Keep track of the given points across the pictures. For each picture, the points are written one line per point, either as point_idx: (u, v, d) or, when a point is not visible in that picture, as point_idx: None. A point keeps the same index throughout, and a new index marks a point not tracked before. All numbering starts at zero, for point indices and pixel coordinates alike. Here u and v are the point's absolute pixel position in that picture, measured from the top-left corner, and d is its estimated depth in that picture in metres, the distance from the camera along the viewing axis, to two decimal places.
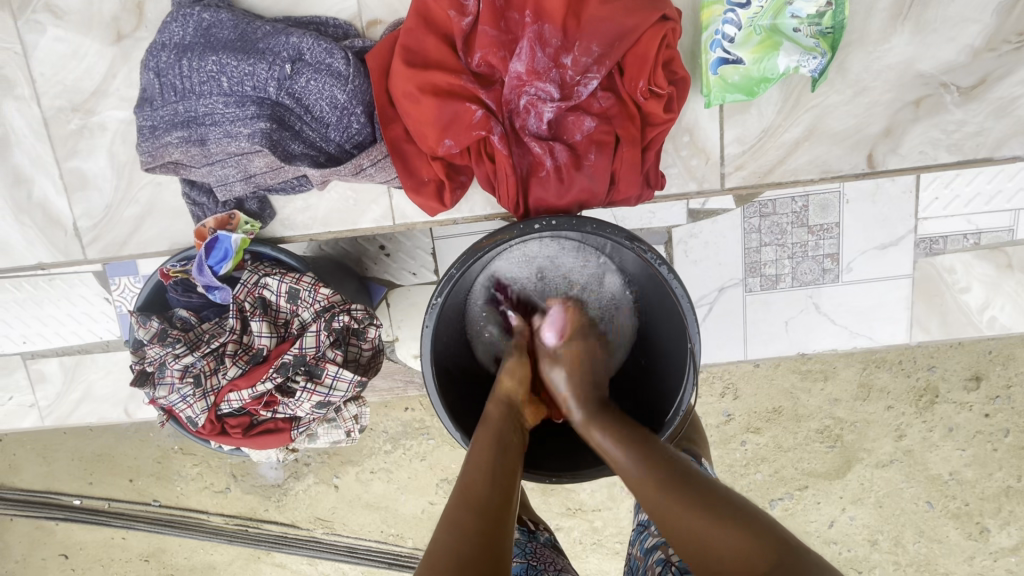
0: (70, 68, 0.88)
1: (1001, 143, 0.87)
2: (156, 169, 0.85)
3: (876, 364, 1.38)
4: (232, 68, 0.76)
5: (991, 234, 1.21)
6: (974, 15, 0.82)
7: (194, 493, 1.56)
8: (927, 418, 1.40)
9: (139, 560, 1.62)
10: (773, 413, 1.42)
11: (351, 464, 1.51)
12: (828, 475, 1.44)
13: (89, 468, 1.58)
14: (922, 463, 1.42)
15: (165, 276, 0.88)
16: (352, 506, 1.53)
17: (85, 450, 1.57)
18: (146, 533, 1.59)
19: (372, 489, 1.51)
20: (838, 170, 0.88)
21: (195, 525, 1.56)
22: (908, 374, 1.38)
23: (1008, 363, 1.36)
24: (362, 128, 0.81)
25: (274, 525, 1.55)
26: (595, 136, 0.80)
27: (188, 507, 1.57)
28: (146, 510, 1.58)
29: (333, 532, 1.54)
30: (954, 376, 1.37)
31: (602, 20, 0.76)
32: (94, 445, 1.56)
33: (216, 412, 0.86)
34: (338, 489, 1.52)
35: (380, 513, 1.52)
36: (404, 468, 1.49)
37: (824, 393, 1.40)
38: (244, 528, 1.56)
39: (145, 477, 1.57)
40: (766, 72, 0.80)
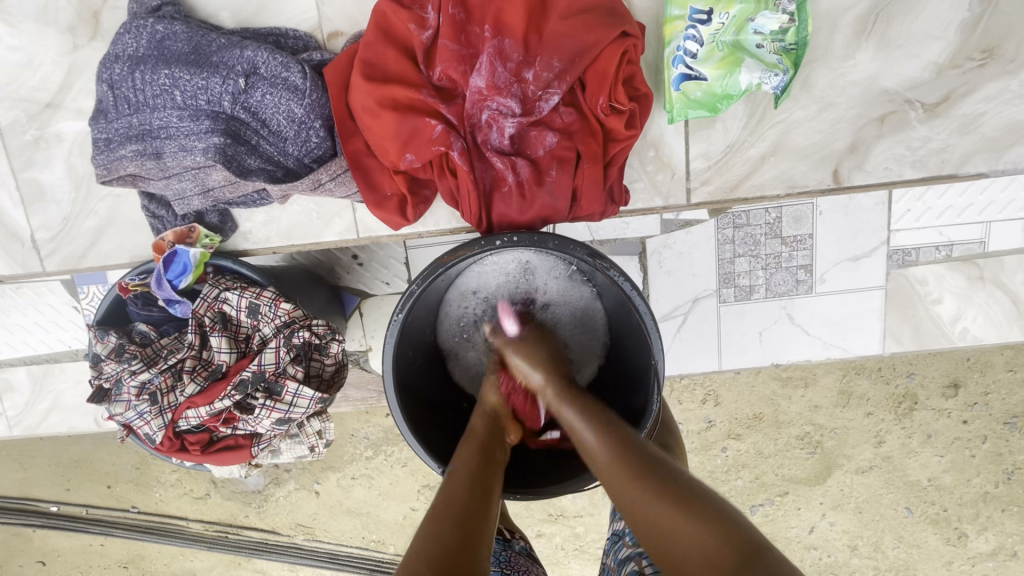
0: (25, 79, 0.86)
1: (966, 159, 0.87)
2: (113, 182, 0.83)
3: (856, 371, 1.38)
4: (185, 82, 0.74)
5: (964, 246, 1.21)
6: (937, 31, 0.82)
7: (173, 498, 1.54)
8: (906, 425, 1.40)
9: (118, 566, 1.60)
10: (753, 419, 1.42)
11: (331, 471, 1.50)
12: (808, 481, 1.45)
13: (66, 475, 1.55)
14: (901, 469, 1.42)
15: (123, 290, 0.86)
16: (333, 512, 1.51)
17: (62, 456, 1.54)
18: (124, 540, 1.57)
19: (352, 495, 1.50)
20: (805, 186, 0.88)
21: (176, 532, 1.55)
22: (887, 381, 1.38)
23: (985, 370, 1.36)
24: (320, 142, 0.80)
25: (255, 532, 1.54)
26: (557, 152, 0.79)
27: (168, 513, 1.55)
28: (125, 517, 1.56)
29: (314, 538, 1.53)
30: (931, 383, 1.38)
31: (562, 35, 0.75)
32: (70, 452, 1.54)
33: (174, 429, 0.85)
34: (318, 495, 1.51)
35: (361, 520, 1.51)
36: (385, 474, 1.49)
37: (803, 400, 1.41)
38: (225, 535, 1.54)
39: (123, 484, 1.55)
40: (728, 89, 0.79)
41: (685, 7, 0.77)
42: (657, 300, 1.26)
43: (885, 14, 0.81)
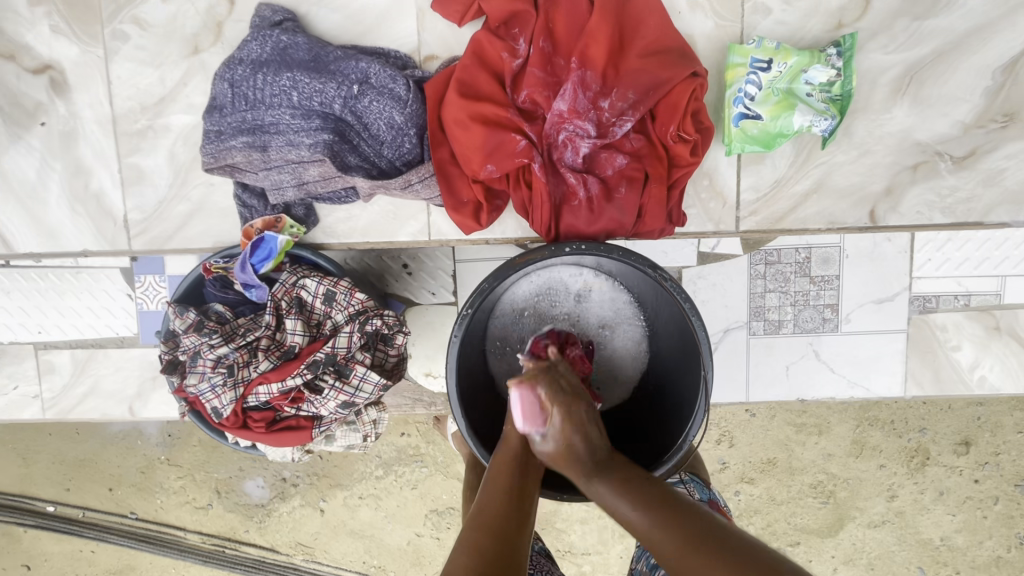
0: (145, 74, 0.95)
1: (990, 209, 0.96)
2: (215, 170, 0.91)
3: (870, 422, 1.43)
4: (304, 85, 0.83)
5: (981, 297, 1.28)
6: (965, 95, 0.92)
7: (173, 507, 1.54)
8: (919, 480, 1.44)
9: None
10: (766, 464, 1.46)
11: (339, 488, 1.51)
12: (820, 533, 1.48)
13: (69, 475, 1.55)
14: (913, 526, 1.46)
15: (207, 271, 0.93)
16: (336, 533, 1.53)
17: (67, 453, 1.55)
18: (117, 547, 1.57)
19: (359, 515, 1.51)
20: (843, 223, 0.96)
21: (172, 542, 1.55)
22: (899, 434, 1.43)
23: (996, 430, 1.41)
24: (413, 148, 0.88)
25: (253, 548, 1.54)
26: (626, 172, 0.88)
27: (166, 522, 1.55)
28: (122, 522, 1.56)
29: (313, 559, 1.54)
30: (942, 439, 1.42)
31: (639, 71, 0.85)
32: (74, 452, 1.54)
33: (243, 404, 0.88)
34: (323, 513, 1.52)
35: (364, 542, 1.53)
36: (393, 496, 1.50)
37: (818, 447, 1.45)
38: (222, 549, 1.55)
39: (126, 487, 1.55)
40: (782, 128, 0.88)
41: (746, 56, 0.88)
42: None
43: (918, 77, 0.92)
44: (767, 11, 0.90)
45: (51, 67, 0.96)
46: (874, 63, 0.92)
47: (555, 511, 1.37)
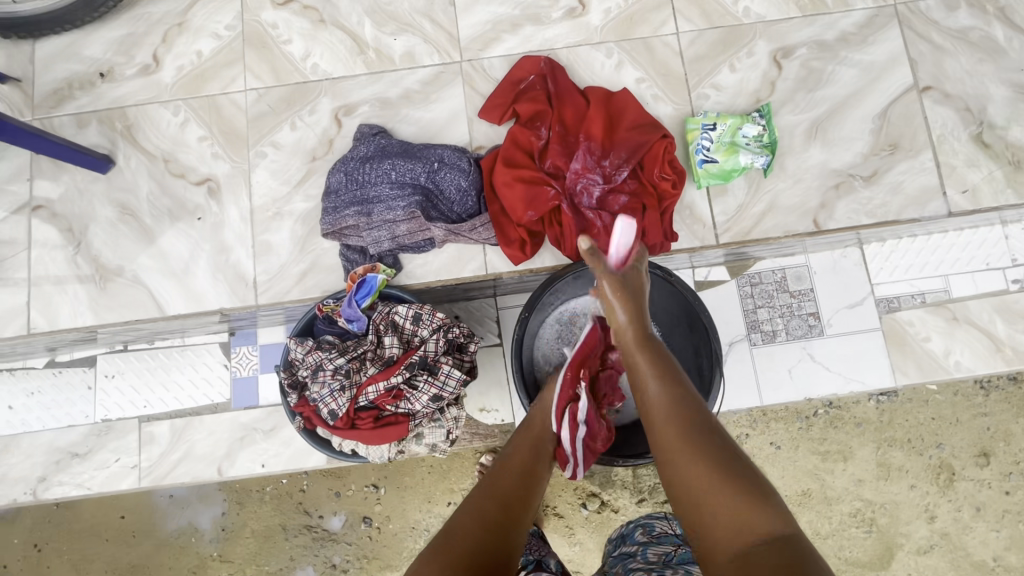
0: (276, 178, 1.33)
1: (902, 209, 1.28)
2: (330, 235, 1.24)
3: (888, 443, 1.59)
4: (400, 167, 1.21)
5: (933, 294, 1.56)
6: (857, 135, 1.31)
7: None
8: (952, 497, 1.58)
9: None
10: (802, 496, 1.59)
11: (389, 569, 1.91)
12: (871, 565, 1.57)
13: None
14: (963, 549, 1.57)
15: (321, 309, 1.21)
16: None
17: (121, 560, 1.87)
18: None
19: None
20: (797, 230, 1.28)
21: None
22: (920, 453, 1.59)
23: (1009, 440, 1.58)
24: (475, 203, 1.24)
25: None
26: (629, 206, 1.21)
27: None
28: None
29: None
30: (963, 453, 1.58)
31: (627, 139, 1.23)
32: (131, 558, 1.88)
33: (355, 404, 1.11)
34: None
35: None
36: None
37: (847, 474, 1.59)
38: None
39: None
40: (734, 165, 1.25)
41: (698, 122, 1.27)
42: None
43: (822, 126, 1.31)
44: (707, 96, 1.32)
45: (209, 179, 1.34)
46: (788, 121, 1.31)
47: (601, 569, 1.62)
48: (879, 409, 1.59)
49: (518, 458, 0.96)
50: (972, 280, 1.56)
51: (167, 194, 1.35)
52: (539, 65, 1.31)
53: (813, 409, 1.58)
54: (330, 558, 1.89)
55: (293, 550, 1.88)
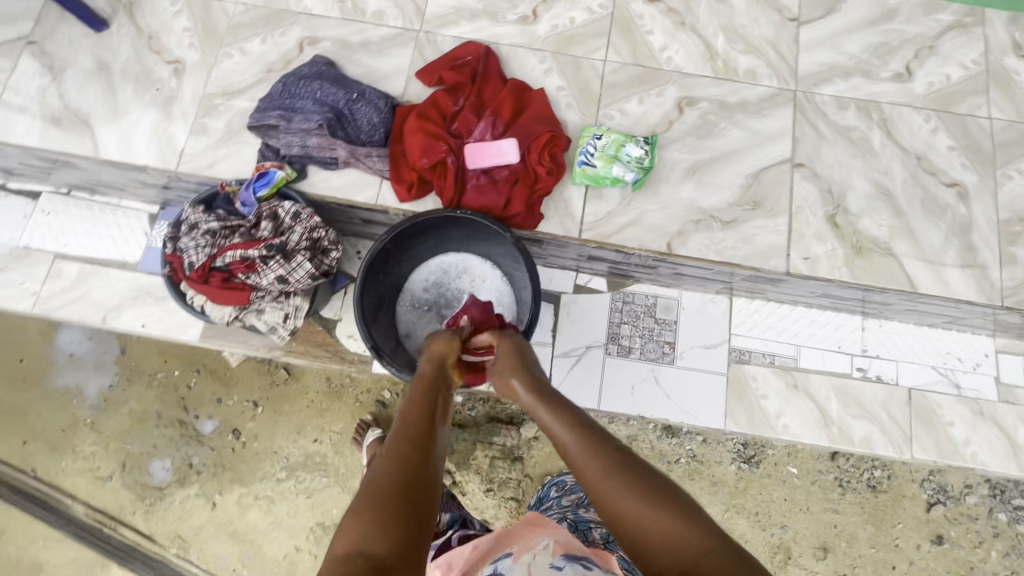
0: (233, 76, 1.54)
1: (747, 257, 1.43)
2: (254, 129, 1.43)
3: (737, 510, 1.67)
4: (326, 89, 1.40)
5: (781, 358, 1.68)
6: (729, 185, 1.47)
7: (73, 473, 2.02)
8: None
9: None
10: None
11: (239, 485, 2.00)
12: None
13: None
14: None
15: (224, 188, 1.39)
16: (217, 531, 1.98)
17: (3, 401, 2.07)
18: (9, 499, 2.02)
19: (246, 516, 1.99)
20: (651, 247, 1.43)
21: (58, 507, 2.01)
22: (763, 528, 1.67)
23: (851, 541, 1.67)
24: (380, 138, 1.42)
25: (129, 532, 2.00)
26: (507, 179, 1.39)
27: (60, 486, 2.02)
28: (21, 477, 2.03)
29: (181, 554, 1.98)
30: (803, 541, 1.66)
31: (524, 127, 1.42)
32: (12, 402, 2.07)
33: (211, 263, 1.26)
34: (215, 506, 2.00)
35: (242, 544, 1.97)
36: (286, 501, 1.99)
37: None
38: (101, 525, 2.00)
39: (41, 442, 2.04)
40: (605, 174, 1.41)
41: (590, 131, 1.45)
42: (560, 340, 1.69)
43: (700, 169, 1.48)
44: (611, 117, 1.51)
45: (179, 62, 1.55)
46: (673, 156, 1.49)
47: None
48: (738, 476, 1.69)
49: (427, 404, 0.95)
50: (820, 357, 1.68)
51: (141, 63, 1.55)
52: (479, 48, 1.51)
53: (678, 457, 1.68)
54: (189, 459, 2.03)
55: (158, 439, 2.04)
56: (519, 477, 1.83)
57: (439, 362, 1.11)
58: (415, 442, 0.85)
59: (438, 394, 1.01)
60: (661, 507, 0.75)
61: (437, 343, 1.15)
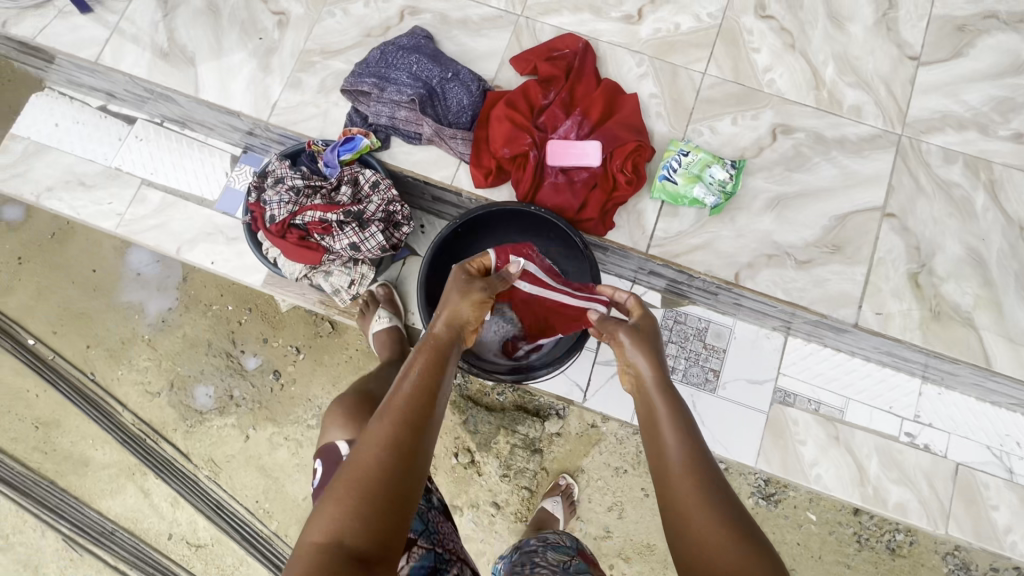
0: (333, 36, 1.56)
1: (816, 302, 1.39)
2: (346, 92, 1.45)
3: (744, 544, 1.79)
4: (422, 64, 1.41)
5: (827, 407, 1.63)
6: (811, 224, 1.42)
7: (127, 383, 2.17)
8: None
9: (31, 424, 2.19)
10: (646, 549, 1.83)
11: (271, 424, 2.13)
12: None
13: (63, 322, 2.20)
14: None
15: (311, 145, 1.41)
16: (245, 462, 2.11)
17: (76, 305, 2.20)
18: (64, 395, 2.17)
19: (274, 454, 2.12)
20: (718, 275, 1.40)
21: (108, 412, 2.16)
22: None
23: None
24: (466, 121, 1.42)
25: (169, 447, 2.14)
26: (586, 181, 1.38)
27: (113, 394, 2.17)
28: (80, 378, 2.17)
29: (212, 477, 2.11)
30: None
31: (611, 130, 1.39)
32: (83, 306, 2.21)
33: (291, 220, 1.31)
34: (248, 439, 2.12)
35: (267, 480, 2.11)
36: (312, 448, 2.09)
37: None
38: (145, 434, 2.14)
39: (100, 350, 2.19)
40: (686, 193, 1.38)
41: (677, 146, 1.42)
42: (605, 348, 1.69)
43: (783, 203, 1.43)
44: (700, 133, 1.46)
45: (283, 14, 1.58)
46: (758, 184, 1.44)
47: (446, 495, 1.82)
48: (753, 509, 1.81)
49: (433, 372, 0.83)
50: (868, 414, 1.62)
51: (247, 10, 1.59)
52: (578, 43, 1.49)
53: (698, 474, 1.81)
54: (230, 389, 2.15)
55: (206, 365, 2.15)
56: (536, 469, 1.87)
57: (459, 325, 0.94)
58: (410, 424, 0.74)
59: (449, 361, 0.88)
60: (721, 527, 0.71)
61: (456, 293, 0.97)
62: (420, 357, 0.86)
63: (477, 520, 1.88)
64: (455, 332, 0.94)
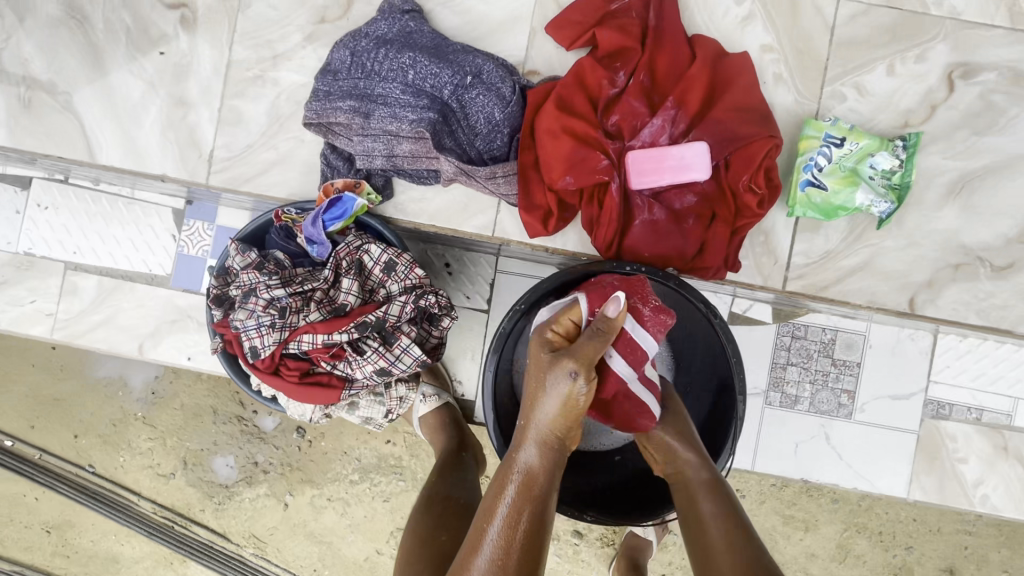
0: (270, 31, 1.02)
1: (1022, 319, 1.01)
2: (312, 126, 0.96)
3: (857, 529, 1.51)
4: (423, 66, 0.91)
5: (992, 414, 1.31)
6: (1010, 211, 1.00)
7: (134, 469, 1.56)
8: None
9: (41, 530, 1.61)
10: None
11: (309, 485, 1.54)
12: None
13: (36, 411, 1.58)
14: None
15: (279, 218, 0.96)
16: (293, 532, 1.54)
17: (44, 389, 1.57)
18: (65, 500, 1.58)
19: (321, 519, 1.54)
20: (884, 303, 1.01)
21: (122, 505, 1.56)
22: (886, 548, 1.51)
23: (980, 564, 1.52)
24: (502, 146, 0.95)
25: (203, 529, 1.56)
26: (695, 209, 0.94)
27: (121, 483, 1.56)
28: (77, 474, 1.57)
29: (263, 556, 1.55)
30: (928, 562, 1.52)
31: (724, 122, 0.92)
32: (58, 390, 1.57)
33: (282, 349, 0.90)
34: (286, 508, 1.54)
35: (320, 548, 1.54)
36: (362, 505, 1.53)
37: (801, 544, 1.53)
38: (172, 524, 1.56)
39: (93, 437, 1.57)
40: (844, 202, 0.95)
41: (820, 131, 0.95)
42: None
43: (970, 185, 0.99)
44: (842, 98, 0.99)
45: (185, 5, 1.03)
46: (932, 164, 0.99)
47: None
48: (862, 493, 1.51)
49: (519, 524, 0.72)
50: None
51: (130, 7, 1.04)
52: None
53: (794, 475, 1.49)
54: (253, 455, 1.54)
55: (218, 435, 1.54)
56: None
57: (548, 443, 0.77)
58: None
59: (536, 492, 0.75)
60: None
61: (549, 384, 0.75)
62: (505, 497, 0.74)
63: (563, 555, 1.47)
64: (552, 455, 0.78)
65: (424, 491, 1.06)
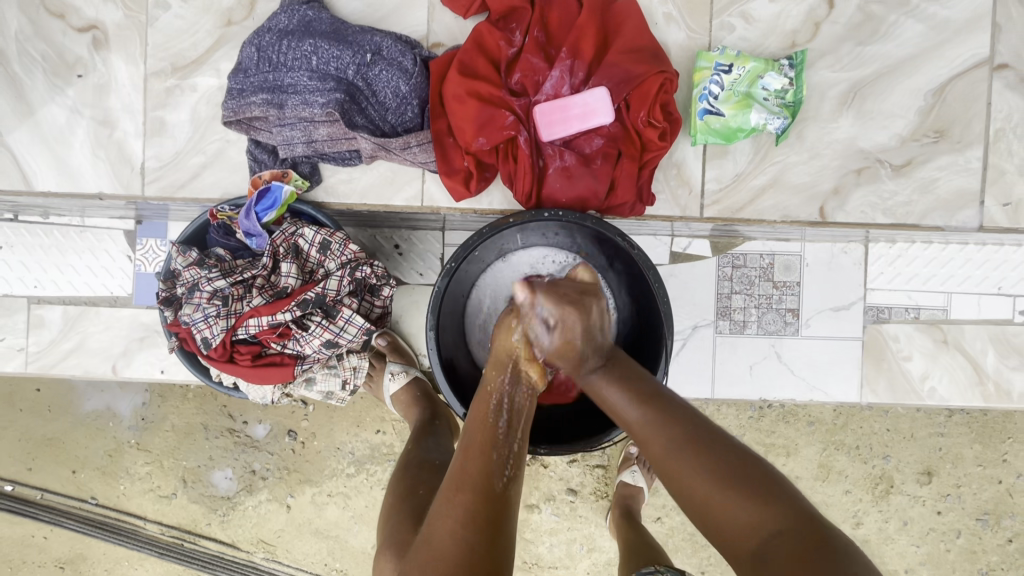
0: (180, 40, 1.06)
1: (925, 214, 1.07)
2: (232, 124, 1.01)
3: (835, 447, 1.49)
4: (324, 51, 0.96)
5: (929, 311, 1.37)
6: (901, 112, 1.06)
7: (136, 495, 1.54)
8: (883, 508, 1.50)
9: (53, 566, 1.58)
10: None
11: (308, 485, 1.53)
12: None
13: (32, 454, 1.55)
14: (877, 554, 1.52)
15: (214, 216, 1.00)
16: (300, 531, 1.54)
17: (34, 432, 1.55)
18: (72, 534, 1.56)
19: (324, 514, 1.53)
20: (797, 216, 1.07)
21: (131, 531, 1.54)
22: (864, 460, 1.49)
23: (956, 462, 1.49)
24: (414, 117, 1.01)
25: (213, 542, 1.54)
26: (603, 150, 1.00)
27: (127, 510, 1.54)
28: (81, 507, 1.55)
29: (273, 558, 1.54)
30: (906, 468, 1.49)
31: (618, 64, 0.96)
32: (43, 429, 1.54)
33: (232, 336, 0.96)
34: (289, 509, 1.53)
35: (328, 543, 1.54)
36: (362, 496, 1.52)
37: (785, 469, 1.49)
38: (180, 541, 1.55)
39: (90, 470, 1.54)
40: (741, 124, 1.02)
41: (711, 61, 1.02)
42: None
43: (861, 93, 1.05)
44: (731, 29, 1.05)
45: (95, 27, 1.07)
46: (823, 79, 1.05)
47: (526, 520, 1.46)
48: (835, 411, 1.48)
49: (495, 433, 0.74)
50: (976, 304, 1.37)
51: (42, 36, 1.07)
52: None
53: (768, 401, 1.47)
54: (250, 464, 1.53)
55: (211, 450, 1.52)
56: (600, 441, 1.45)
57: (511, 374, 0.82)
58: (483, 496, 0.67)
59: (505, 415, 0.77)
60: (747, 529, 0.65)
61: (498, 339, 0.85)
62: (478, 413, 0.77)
63: (560, 514, 1.46)
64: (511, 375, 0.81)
65: (400, 458, 1.03)
